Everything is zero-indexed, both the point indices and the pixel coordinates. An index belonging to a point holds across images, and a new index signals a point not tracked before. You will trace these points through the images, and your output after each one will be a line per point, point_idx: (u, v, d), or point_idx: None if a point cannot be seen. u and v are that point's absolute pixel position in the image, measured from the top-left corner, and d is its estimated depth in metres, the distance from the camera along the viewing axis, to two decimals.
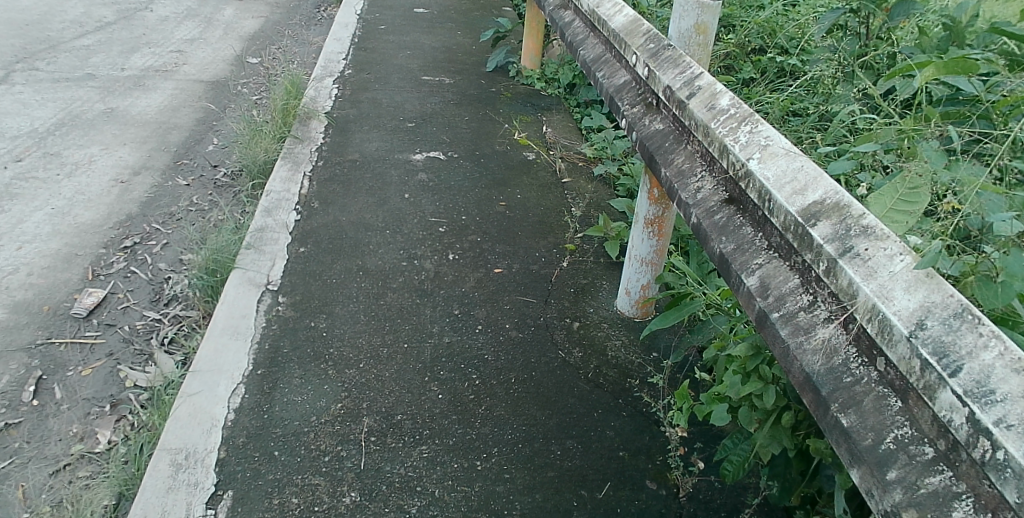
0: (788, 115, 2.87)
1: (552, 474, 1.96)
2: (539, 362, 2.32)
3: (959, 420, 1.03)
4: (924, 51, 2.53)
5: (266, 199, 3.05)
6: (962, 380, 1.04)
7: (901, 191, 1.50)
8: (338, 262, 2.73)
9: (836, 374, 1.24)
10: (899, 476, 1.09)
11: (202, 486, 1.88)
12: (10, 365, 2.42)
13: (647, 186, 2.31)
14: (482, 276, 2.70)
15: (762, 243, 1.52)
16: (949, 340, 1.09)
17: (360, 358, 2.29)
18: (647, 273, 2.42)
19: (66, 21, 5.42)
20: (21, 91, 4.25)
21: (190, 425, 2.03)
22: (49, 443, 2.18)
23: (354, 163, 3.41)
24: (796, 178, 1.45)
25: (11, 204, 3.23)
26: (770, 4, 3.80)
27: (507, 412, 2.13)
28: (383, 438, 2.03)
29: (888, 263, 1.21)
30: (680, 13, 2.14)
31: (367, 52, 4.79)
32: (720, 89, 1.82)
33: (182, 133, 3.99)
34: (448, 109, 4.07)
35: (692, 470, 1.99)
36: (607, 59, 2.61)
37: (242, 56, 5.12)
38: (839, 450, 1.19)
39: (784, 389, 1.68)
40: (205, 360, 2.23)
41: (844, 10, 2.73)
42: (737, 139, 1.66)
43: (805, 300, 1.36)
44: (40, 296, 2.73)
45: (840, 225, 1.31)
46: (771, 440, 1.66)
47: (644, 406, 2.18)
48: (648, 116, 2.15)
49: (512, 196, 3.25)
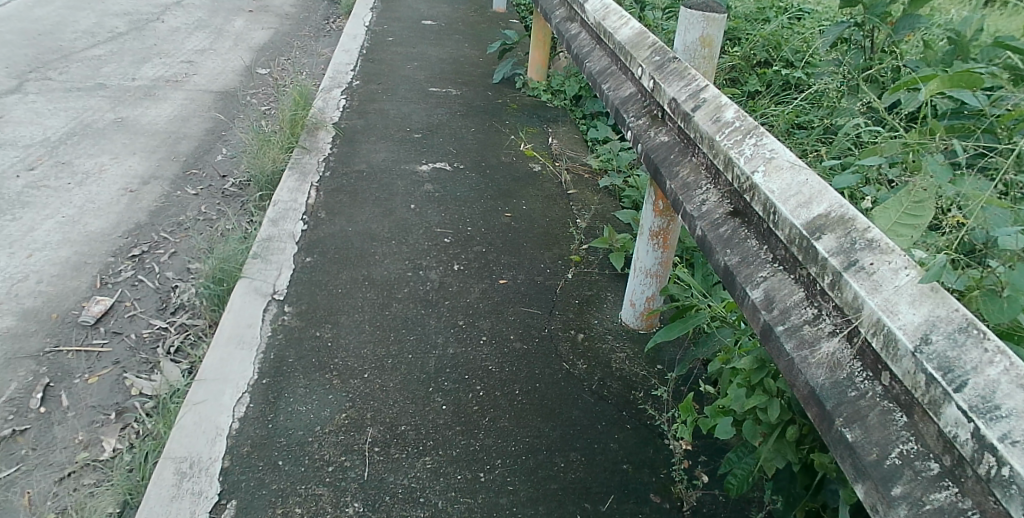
0: (793, 128, 2.88)
1: (555, 486, 1.95)
2: (544, 373, 2.32)
3: (964, 436, 1.02)
4: (929, 65, 2.54)
5: (274, 209, 3.07)
6: (968, 395, 1.03)
7: (905, 205, 1.49)
8: (344, 271, 2.74)
9: (840, 388, 1.24)
10: (904, 492, 1.08)
11: (206, 495, 1.88)
12: (19, 372, 2.43)
13: (653, 198, 2.31)
14: (487, 287, 2.70)
15: (767, 257, 1.53)
16: (954, 355, 1.08)
17: (364, 367, 2.30)
18: (651, 285, 2.41)
19: (78, 31, 5.47)
20: (34, 100, 4.29)
21: (195, 434, 2.04)
22: (54, 450, 2.19)
23: (360, 173, 3.42)
24: (800, 192, 1.45)
25: (22, 213, 3.26)
26: (775, 18, 3.83)
27: (511, 424, 2.13)
28: (387, 449, 2.03)
29: (892, 277, 1.21)
30: (686, 27, 2.14)
31: (376, 64, 4.82)
32: (725, 102, 1.82)
33: (192, 143, 4.02)
34: (455, 120, 4.09)
35: (696, 484, 1.98)
36: (612, 72, 2.62)
37: (252, 67, 5.16)
38: (843, 465, 1.18)
39: (789, 403, 1.67)
40: (211, 369, 2.24)
41: (849, 24, 2.74)
42: (741, 151, 1.66)
43: (810, 313, 1.36)
44: (49, 303, 2.75)
45: (844, 238, 1.31)
46: (774, 453, 1.66)
47: (648, 419, 2.17)
48: (654, 128, 2.16)
49: (518, 207, 3.26)
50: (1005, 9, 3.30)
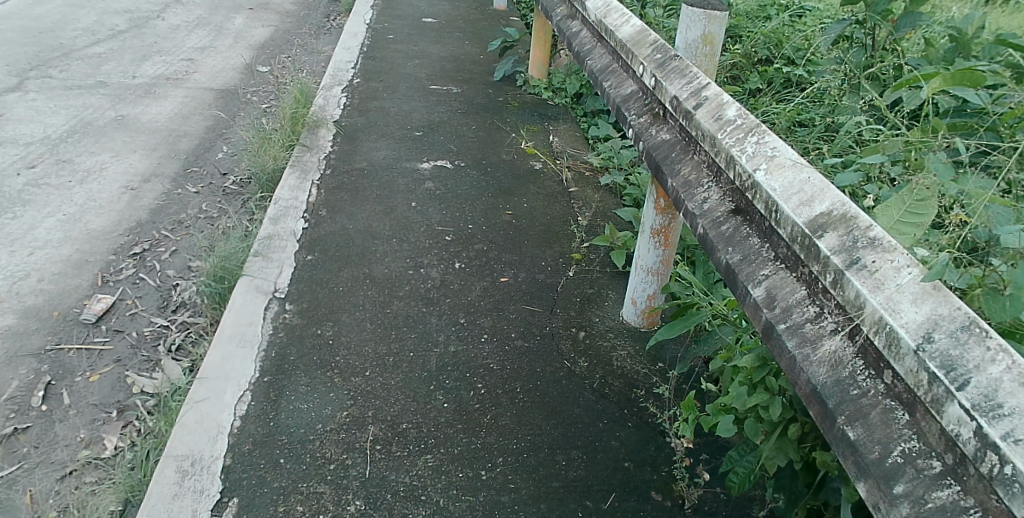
0: (794, 126, 2.88)
1: (557, 484, 1.95)
2: (545, 371, 2.32)
3: (966, 434, 1.02)
4: (931, 64, 2.55)
5: (275, 207, 3.07)
6: (971, 394, 1.03)
7: (908, 203, 1.49)
8: (346, 269, 2.74)
9: (842, 386, 1.24)
10: (905, 490, 1.08)
11: (208, 493, 1.88)
12: (20, 371, 2.44)
13: (654, 196, 2.30)
14: (489, 285, 2.70)
15: (768, 254, 1.52)
16: (956, 353, 1.08)
17: (365, 366, 2.30)
18: (652, 283, 2.41)
19: (78, 29, 5.47)
20: (34, 98, 4.28)
21: (196, 432, 2.04)
22: (56, 448, 2.19)
23: (361, 171, 3.42)
24: (802, 190, 1.45)
25: (23, 211, 3.25)
26: (776, 15, 3.82)
27: (512, 422, 2.13)
28: (389, 447, 2.03)
29: (894, 275, 1.21)
30: (687, 25, 2.14)
31: (376, 61, 4.82)
32: (727, 100, 1.82)
33: (192, 141, 4.02)
34: (455, 118, 4.08)
35: (697, 482, 1.98)
36: (614, 70, 2.62)
37: (253, 65, 5.16)
38: (845, 463, 1.19)
39: (790, 401, 1.68)
40: (213, 367, 2.24)
41: (850, 21, 2.73)
42: (743, 149, 1.66)
43: (811, 311, 1.36)
44: (50, 302, 2.75)
45: (846, 236, 1.31)
46: (776, 452, 1.65)
47: (650, 417, 2.17)
48: (655, 126, 2.16)
49: (519, 205, 3.26)
50: (1007, 7, 3.29)
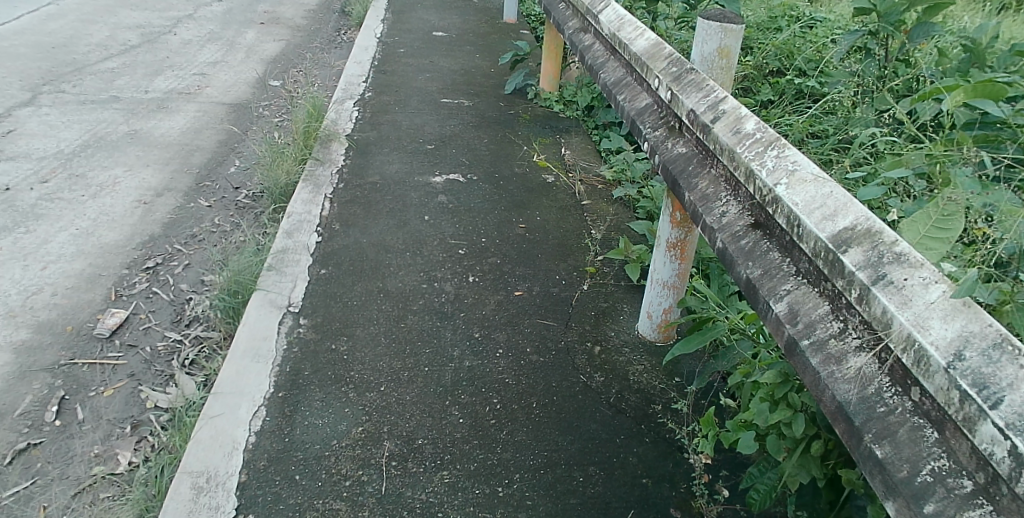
0: (807, 137, 2.85)
1: (575, 501, 1.94)
2: (561, 386, 2.30)
3: (1000, 453, 1.00)
4: (945, 75, 2.55)
5: (289, 221, 3.07)
6: (1004, 413, 1.01)
7: (934, 217, 1.48)
8: (360, 284, 2.73)
9: (869, 403, 1.22)
10: (936, 510, 1.07)
11: (223, 509, 1.87)
12: (33, 385, 2.44)
13: (670, 209, 2.29)
14: (502, 298, 2.69)
15: (790, 269, 1.51)
16: (988, 371, 1.06)
17: (381, 380, 2.29)
18: (668, 296, 2.40)
19: (92, 44, 5.52)
20: (48, 113, 4.32)
21: (212, 448, 2.03)
22: (71, 464, 2.18)
23: (374, 185, 3.42)
24: (824, 204, 1.43)
25: (36, 225, 3.27)
26: (787, 26, 3.81)
27: (529, 437, 2.11)
28: (405, 463, 2.02)
29: (923, 292, 1.19)
30: (703, 37, 2.13)
31: (388, 75, 4.83)
32: (745, 113, 1.81)
33: (205, 155, 4.03)
34: (467, 131, 4.09)
35: (716, 499, 1.95)
36: (627, 83, 2.61)
37: (265, 79, 5.18)
38: (873, 482, 1.17)
39: (813, 417, 1.65)
40: (228, 383, 2.23)
41: (863, 32, 2.71)
42: (763, 164, 1.64)
43: (835, 327, 1.35)
44: (63, 316, 2.75)
45: (871, 251, 1.29)
46: (799, 469, 1.62)
47: (667, 432, 2.15)
48: (671, 139, 2.15)
49: (531, 218, 3.25)
50: (1018, 18, 3.31)
